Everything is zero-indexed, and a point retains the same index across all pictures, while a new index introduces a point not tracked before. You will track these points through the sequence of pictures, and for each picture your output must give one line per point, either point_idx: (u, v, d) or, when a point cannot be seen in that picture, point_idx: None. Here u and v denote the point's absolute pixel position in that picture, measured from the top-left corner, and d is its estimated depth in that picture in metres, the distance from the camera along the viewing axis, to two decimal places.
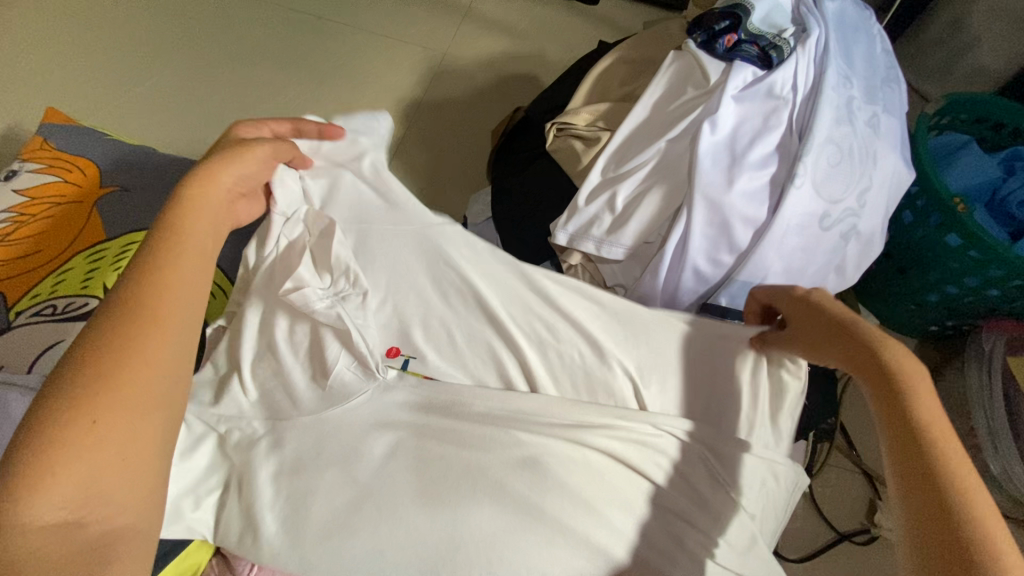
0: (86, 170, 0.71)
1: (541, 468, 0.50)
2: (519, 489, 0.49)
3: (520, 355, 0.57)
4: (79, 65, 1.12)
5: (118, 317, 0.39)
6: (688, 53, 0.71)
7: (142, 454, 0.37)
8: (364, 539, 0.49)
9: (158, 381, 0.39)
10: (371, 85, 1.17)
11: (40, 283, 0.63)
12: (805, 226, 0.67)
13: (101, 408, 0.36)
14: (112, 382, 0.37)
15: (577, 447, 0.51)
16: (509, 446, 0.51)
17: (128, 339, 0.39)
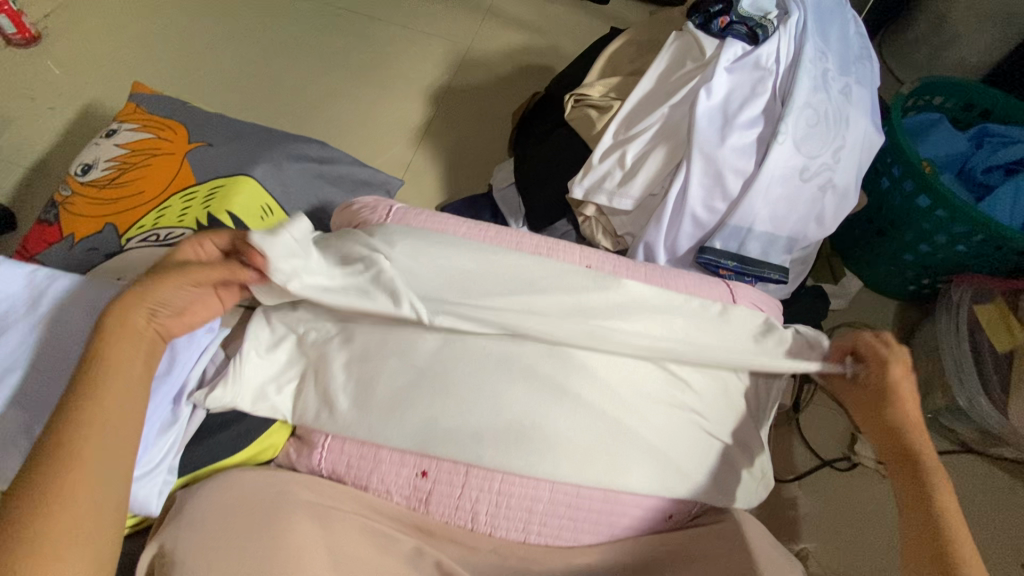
0: (175, 129, 0.85)
1: (563, 356, 0.64)
2: (546, 371, 0.63)
3: (532, 299, 0.67)
4: (146, 50, 1.26)
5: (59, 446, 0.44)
6: (687, 32, 0.84)
7: (79, 565, 0.42)
8: (421, 409, 0.61)
9: (88, 503, 0.44)
10: (404, 70, 1.30)
11: (144, 217, 0.75)
12: (787, 177, 0.78)
13: (38, 537, 0.41)
14: (49, 509, 0.42)
15: (590, 345, 0.65)
16: (536, 340, 0.64)
17: (57, 469, 0.44)
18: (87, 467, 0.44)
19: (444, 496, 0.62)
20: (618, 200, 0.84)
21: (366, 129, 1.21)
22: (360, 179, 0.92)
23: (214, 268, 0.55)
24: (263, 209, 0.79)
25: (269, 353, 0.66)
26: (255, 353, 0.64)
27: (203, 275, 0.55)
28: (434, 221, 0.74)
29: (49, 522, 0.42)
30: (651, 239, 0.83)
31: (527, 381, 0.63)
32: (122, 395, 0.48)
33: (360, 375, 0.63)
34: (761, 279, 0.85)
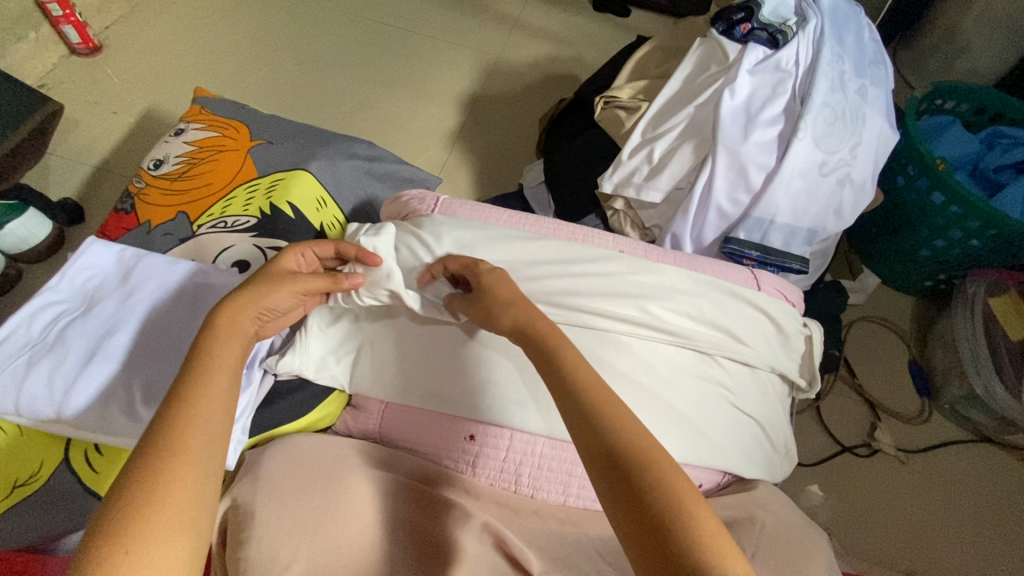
0: (236, 128, 0.92)
1: (602, 333, 0.70)
2: (588, 344, 0.69)
3: (572, 281, 0.72)
4: (199, 60, 1.35)
5: (154, 453, 0.43)
6: (711, 39, 0.90)
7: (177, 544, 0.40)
8: (472, 377, 0.67)
9: (189, 487, 0.42)
10: (437, 79, 1.38)
11: (211, 207, 0.82)
12: (807, 172, 0.83)
13: (136, 517, 0.40)
14: (157, 482, 0.41)
15: (622, 323, 0.70)
16: (577, 317, 0.70)
17: (165, 453, 0.43)
18: (192, 455, 0.44)
19: (490, 459, 0.67)
20: (646, 193, 0.89)
21: (402, 132, 1.28)
22: (403, 176, 0.98)
23: (320, 280, 0.61)
24: (319, 201, 0.86)
25: (330, 328, 0.71)
26: (317, 327, 0.70)
27: (309, 283, 0.60)
28: (479, 210, 0.80)
29: (143, 521, 0.40)
30: (678, 230, 0.88)
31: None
32: (211, 407, 0.47)
33: (412, 347, 0.69)
34: (783, 269, 0.89)
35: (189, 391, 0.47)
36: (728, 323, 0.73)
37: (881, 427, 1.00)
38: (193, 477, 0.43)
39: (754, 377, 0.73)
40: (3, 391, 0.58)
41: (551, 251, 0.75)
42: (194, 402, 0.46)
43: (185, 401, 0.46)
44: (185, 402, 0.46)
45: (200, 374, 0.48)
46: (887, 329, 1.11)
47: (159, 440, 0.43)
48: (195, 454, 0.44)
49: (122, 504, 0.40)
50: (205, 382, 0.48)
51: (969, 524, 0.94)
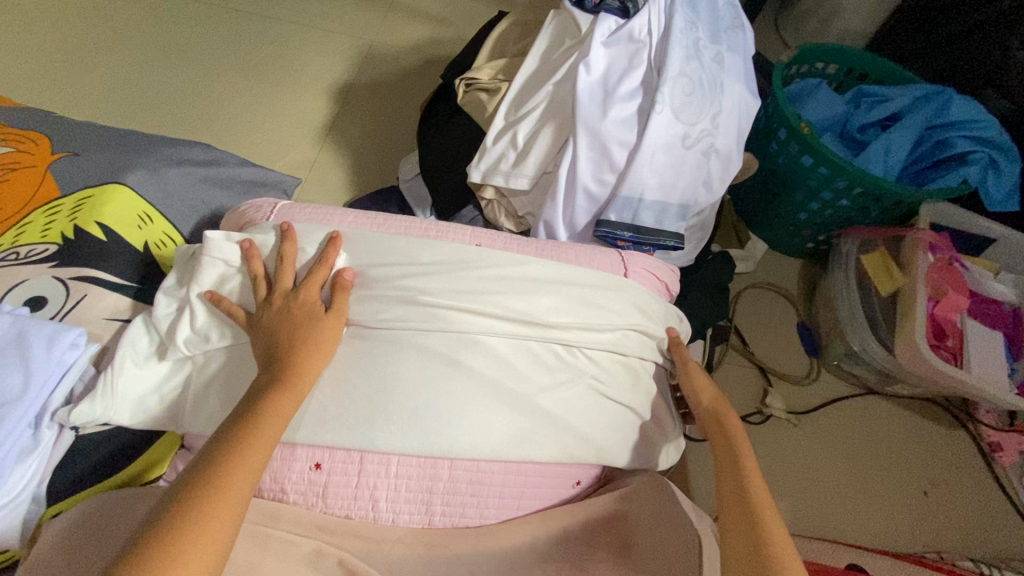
0: (36, 140, 0.79)
1: (453, 331, 0.64)
2: (437, 346, 0.63)
3: (415, 280, 0.66)
4: (17, 64, 1.17)
5: (203, 483, 0.46)
6: (564, 10, 0.85)
7: (211, 547, 0.44)
8: (310, 401, 0.61)
9: (241, 491, 0.47)
10: (306, 68, 1.26)
11: (2, 236, 0.70)
12: (670, 145, 0.80)
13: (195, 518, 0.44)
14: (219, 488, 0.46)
15: (471, 318, 0.64)
16: (425, 319, 0.63)
17: (233, 456, 0.48)
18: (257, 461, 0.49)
19: (341, 487, 0.61)
20: (513, 180, 0.84)
21: (267, 131, 1.17)
22: (252, 180, 0.90)
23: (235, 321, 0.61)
24: (141, 217, 0.75)
25: (148, 363, 0.62)
26: (130, 363, 0.61)
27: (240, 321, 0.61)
28: (319, 214, 0.72)
29: (190, 521, 0.44)
30: (549, 217, 0.84)
31: (424, 363, 0.62)
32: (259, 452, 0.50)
33: (242, 376, 0.61)
34: (659, 246, 0.87)
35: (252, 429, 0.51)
36: (596, 312, 0.68)
37: (771, 393, 1.01)
38: (226, 525, 0.45)
39: (628, 360, 0.69)
40: None
41: (396, 251, 0.68)
42: (249, 450, 0.49)
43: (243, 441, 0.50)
44: (240, 445, 0.49)
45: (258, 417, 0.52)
46: (777, 293, 1.13)
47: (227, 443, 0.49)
48: (233, 503, 0.46)
49: (172, 526, 0.43)
50: (273, 413, 0.52)
51: (858, 477, 0.97)
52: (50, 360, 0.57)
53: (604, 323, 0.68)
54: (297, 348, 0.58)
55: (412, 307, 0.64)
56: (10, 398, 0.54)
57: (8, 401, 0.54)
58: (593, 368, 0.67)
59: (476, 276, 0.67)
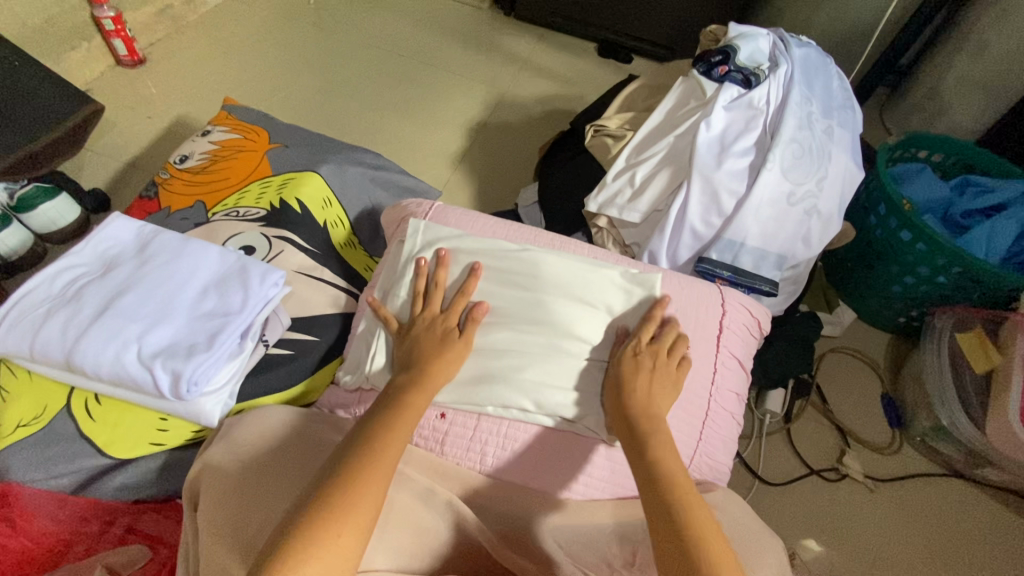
0: (257, 132, 1.02)
1: (543, 339, 0.73)
2: (535, 351, 0.72)
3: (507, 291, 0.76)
4: (230, 78, 1.46)
5: (357, 461, 0.53)
6: (692, 77, 0.99)
7: (354, 531, 0.48)
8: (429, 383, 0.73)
9: (382, 471, 0.53)
10: (448, 107, 1.48)
11: (227, 198, 0.90)
12: (776, 201, 0.90)
13: (347, 500, 0.49)
14: (367, 473, 0.52)
15: (551, 328, 0.73)
16: (519, 327, 0.74)
17: (378, 446, 0.55)
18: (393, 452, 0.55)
19: (459, 437, 0.73)
20: (627, 213, 0.96)
21: (412, 154, 1.38)
22: (405, 186, 1.05)
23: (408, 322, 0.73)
24: (325, 200, 0.93)
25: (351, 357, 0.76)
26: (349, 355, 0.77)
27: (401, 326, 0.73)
28: (468, 216, 0.87)
29: (347, 502, 0.49)
30: (655, 248, 0.94)
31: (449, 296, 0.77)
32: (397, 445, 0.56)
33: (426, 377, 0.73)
34: (754, 290, 0.94)
35: (382, 444, 0.55)
36: (605, 295, 0.77)
37: (849, 453, 1.02)
38: (373, 500, 0.51)
39: (716, 391, 0.80)
40: (22, 336, 0.63)
41: (499, 258, 0.78)
42: (388, 438, 0.56)
43: (380, 444, 0.55)
44: (367, 456, 0.53)
45: (387, 417, 0.59)
46: (860, 360, 1.15)
47: (380, 425, 0.57)
48: (377, 481, 0.52)
49: (323, 508, 0.49)
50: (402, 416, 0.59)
51: (935, 560, 0.94)
52: (262, 289, 0.70)
53: (601, 301, 0.76)
54: (428, 365, 0.66)
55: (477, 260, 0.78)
56: (233, 311, 0.68)
57: (231, 312, 0.68)
58: (577, 332, 0.73)
59: (599, 282, 0.77)
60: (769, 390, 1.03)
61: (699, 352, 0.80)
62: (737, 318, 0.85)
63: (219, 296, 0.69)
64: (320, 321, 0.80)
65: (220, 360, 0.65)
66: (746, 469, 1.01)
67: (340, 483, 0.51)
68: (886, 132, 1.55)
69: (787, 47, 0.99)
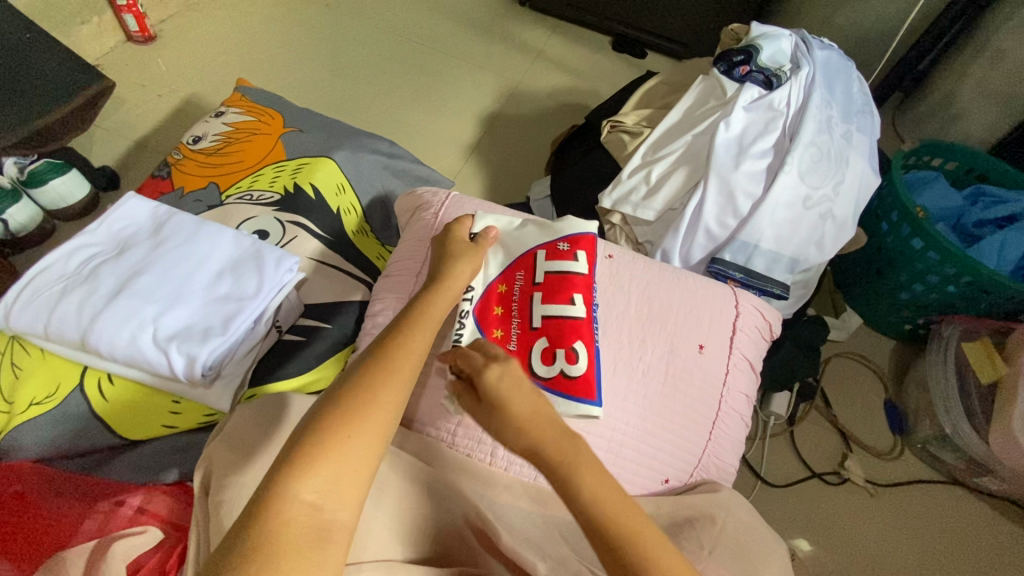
0: (271, 115, 1.01)
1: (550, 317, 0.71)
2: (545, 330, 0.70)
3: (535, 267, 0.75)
4: (241, 58, 1.44)
5: (366, 367, 0.51)
6: (712, 76, 0.98)
7: (372, 437, 0.47)
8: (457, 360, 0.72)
9: (401, 368, 0.52)
10: (461, 96, 1.47)
11: (241, 181, 0.90)
12: (791, 205, 0.89)
13: (358, 409, 0.47)
14: (381, 373, 0.51)
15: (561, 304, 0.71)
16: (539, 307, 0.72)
17: (392, 349, 0.54)
18: (406, 353, 0.54)
19: (470, 429, 0.73)
20: (642, 210, 0.95)
21: (424, 142, 1.37)
22: (418, 175, 1.05)
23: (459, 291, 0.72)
24: (339, 186, 0.92)
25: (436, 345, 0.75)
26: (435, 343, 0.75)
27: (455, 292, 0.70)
28: (485, 208, 0.86)
29: (359, 414, 0.47)
30: (668, 246, 0.94)
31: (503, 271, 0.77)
32: (416, 352, 0.55)
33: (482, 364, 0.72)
34: (765, 292, 0.94)
35: (396, 346, 0.54)
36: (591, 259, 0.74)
37: (851, 457, 1.03)
38: (390, 406, 0.49)
39: (726, 395, 0.81)
40: (37, 313, 0.63)
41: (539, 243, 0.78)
42: (407, 341, 0.55)
43: (398, 348, 0.54)
44: (388, 356, 0.52)
45: (407, 330, 0.57)
46: (863, 365, 1.16)
47: (389, 336, 0.56)
48: (399, 378, 0.51)
49: (330, 415, 0.46)
50: (416, 323, 0.58)
51: (930, 565, 0.96)
52: (277, 274, 0.70)
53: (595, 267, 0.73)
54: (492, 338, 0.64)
55: (524, 240, 0.77)
56: (248, 296, 0.68)
57: (247, 297, 0.68)
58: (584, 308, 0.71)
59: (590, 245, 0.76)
60: (774, 393, 1.04)
61: (711, 353, 0.81)
62: (754, 321, 0.86)
63: (234, 279, 0.69)
64: (333, 309, 0.80)
65: (234, 344, 0.65)
66: (749, 470, 1.02)
67: (350, 391, 0.48)
68: (898, 138, 1.54)
69: (809, 49, 0.99)
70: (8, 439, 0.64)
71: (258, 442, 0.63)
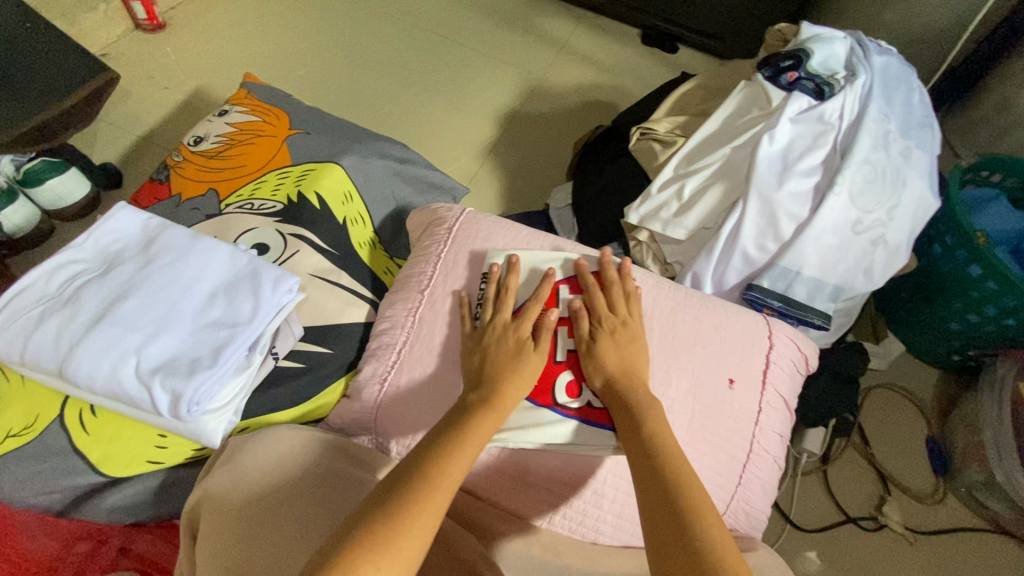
0: (278, 116, 0.94)
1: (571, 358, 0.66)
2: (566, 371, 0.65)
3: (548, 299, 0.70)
4: (251, 48, 1.38)
5: (409, 486, 0.48)
6: (755, 82, 0.89)
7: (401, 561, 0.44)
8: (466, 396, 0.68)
9: (444, 490, 0.49)
10: (480, 92, 1.39)
11: (242, 188, 0.84)
12: (840, 229, 0.81)
13: (395, 532, 0.45)
14: (422, 494, 0.48)
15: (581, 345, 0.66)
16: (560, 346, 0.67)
17: (435, 467, 0.50)
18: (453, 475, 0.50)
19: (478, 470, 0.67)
20: (672, 229, 0.87)
21: (439, 142, 1.30)
22: (432, 182, 0.98)
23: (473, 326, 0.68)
24: (345, 195, 0.86)
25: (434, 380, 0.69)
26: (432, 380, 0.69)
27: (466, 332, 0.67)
28: (501, 225, 0.79)
29: (395, 538, 0.44)
30: (699, 270, 0.86)
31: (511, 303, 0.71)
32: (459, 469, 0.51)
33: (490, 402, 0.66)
34: (804, 322, 0.86)
35: (441, 460, 0.51)
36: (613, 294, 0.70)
37: (890, 502, 0.96)
38: (426, 528, 0.46)
39: (759, 439, 0.73)
40: (14, 338, 0.58)
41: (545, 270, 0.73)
42: (454, 455, 0.51)
43: (443, 462, 0.51)
44: (431, 473, 0.50)
45: (455, 442, 0.53)
46: (905, 398, 1.07)
47: (441, 444, 0.52)
48: (438, 503, 0.48)
49: (364, 537, 0.44)
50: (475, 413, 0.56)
51: None
52: (274, 298, 0.64)
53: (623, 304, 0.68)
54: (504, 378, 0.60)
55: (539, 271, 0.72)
56: (241, 322, 0.62)
57: (239, 323, 0.62)
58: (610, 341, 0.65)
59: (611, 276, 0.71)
60: (808, 429, 0.96)
61: (743, 389, 0.73)
62: (790, 355, 0.77)
63: (227, 304, 0.63)
64: (334, 331, 0.74)
65: (224, 377, 0.60)
66: (778, 513, 0.95)
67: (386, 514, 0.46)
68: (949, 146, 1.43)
69: (866, 54, 0.89)
70: None
71: (247, 483, 0.58)
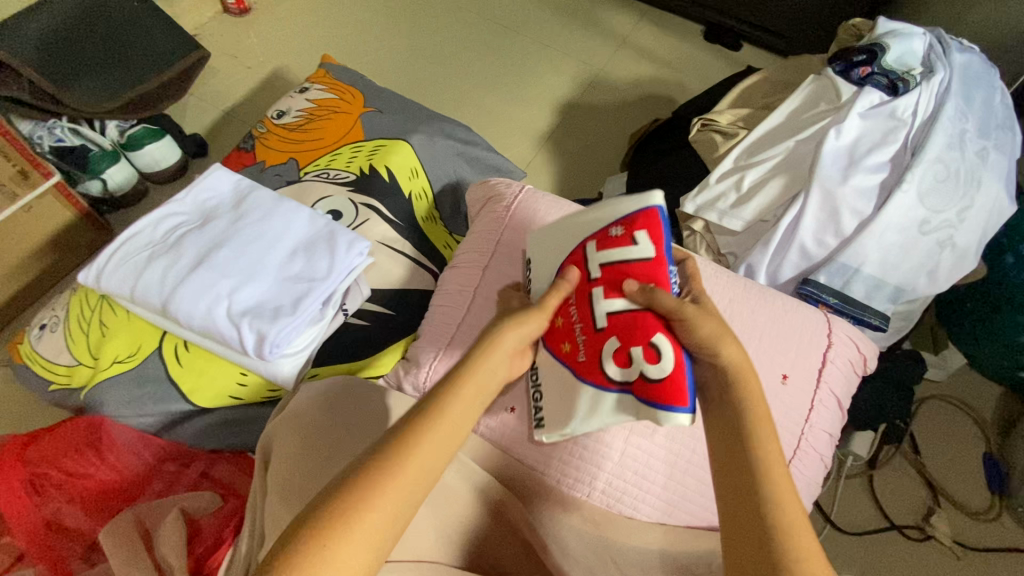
0: (353, 94, 1.00)
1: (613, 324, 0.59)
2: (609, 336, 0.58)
3: None
4: (326, 33, 1.46)
5: (386, 450, 0.43)
6: (825, 76, 0.89)
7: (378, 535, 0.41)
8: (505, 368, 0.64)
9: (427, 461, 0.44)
10: (539, 82, 1.42)
11: (319, 158, 0.90)
12: (905, 227, 0.79)
13: (366, 503, 0.41)
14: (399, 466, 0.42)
15: None
16: None
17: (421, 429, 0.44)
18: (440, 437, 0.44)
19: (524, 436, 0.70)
20: (728, 219, 0.88)
21: (498, 129, 1.34)
22: (491, 164, 1.02)
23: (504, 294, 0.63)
24: (412, 170, 0.91)
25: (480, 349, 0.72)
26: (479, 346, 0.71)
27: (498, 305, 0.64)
28: (559, 204, 0.81)
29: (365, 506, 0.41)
30: (753, 261, 0.86)
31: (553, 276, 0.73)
32: (454, 425, 0.46)
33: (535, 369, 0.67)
34: (860, 322, 0.84)
35: (430, 419, 0.45)
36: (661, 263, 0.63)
37: (939, 514, 0.93)
38: (404, 496, 0.42)
39: (806, 432, 0.73)
40: (125, 278, 0.66)
41: None
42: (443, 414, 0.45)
43: (431, 422, 0.45)
44: (414, 434, 0.44)
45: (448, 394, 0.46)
46: (963, 412, 1.03)
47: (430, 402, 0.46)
48: (416, 471, 0.43)
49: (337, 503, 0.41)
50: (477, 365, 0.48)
51: None
52: (348, 257, 0.69)
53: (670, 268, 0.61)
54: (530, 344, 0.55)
55: None
56: (318, 278, 0.67)
57: (317, 278, 0.67)
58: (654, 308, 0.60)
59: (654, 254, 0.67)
60: (857, 431, 0.94)
61: (796, 384, 0.73)
62: (845, 353, 0.77)
63: (307, 259, 0.69)
64: (397, 295, 0.79)
65: (303, 324, 0.65)
66: (819, 513, 0.94)
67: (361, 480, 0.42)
68: None
69: (945, 51, 0.87)
70: (92, 392, 0.67)
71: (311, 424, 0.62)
